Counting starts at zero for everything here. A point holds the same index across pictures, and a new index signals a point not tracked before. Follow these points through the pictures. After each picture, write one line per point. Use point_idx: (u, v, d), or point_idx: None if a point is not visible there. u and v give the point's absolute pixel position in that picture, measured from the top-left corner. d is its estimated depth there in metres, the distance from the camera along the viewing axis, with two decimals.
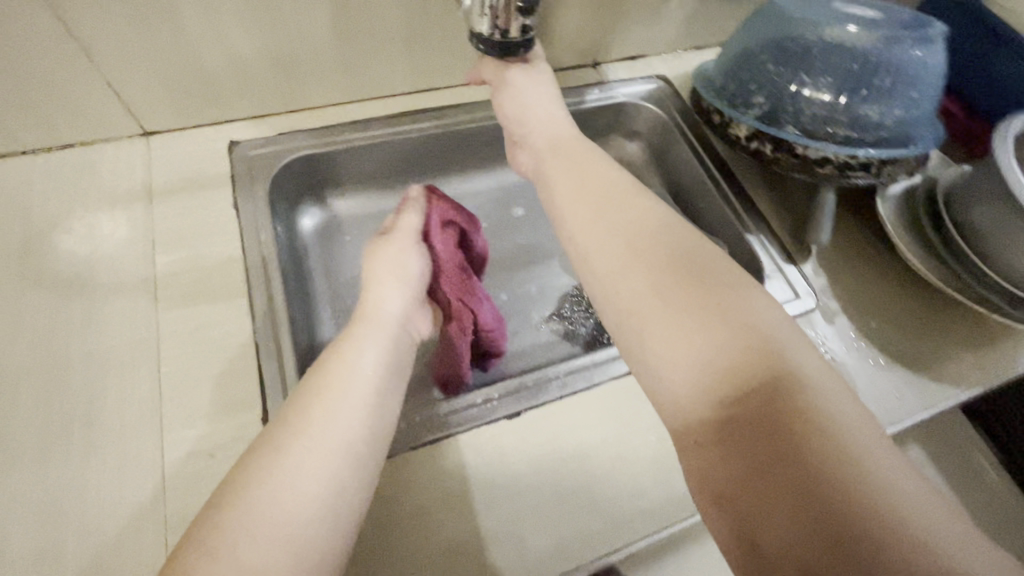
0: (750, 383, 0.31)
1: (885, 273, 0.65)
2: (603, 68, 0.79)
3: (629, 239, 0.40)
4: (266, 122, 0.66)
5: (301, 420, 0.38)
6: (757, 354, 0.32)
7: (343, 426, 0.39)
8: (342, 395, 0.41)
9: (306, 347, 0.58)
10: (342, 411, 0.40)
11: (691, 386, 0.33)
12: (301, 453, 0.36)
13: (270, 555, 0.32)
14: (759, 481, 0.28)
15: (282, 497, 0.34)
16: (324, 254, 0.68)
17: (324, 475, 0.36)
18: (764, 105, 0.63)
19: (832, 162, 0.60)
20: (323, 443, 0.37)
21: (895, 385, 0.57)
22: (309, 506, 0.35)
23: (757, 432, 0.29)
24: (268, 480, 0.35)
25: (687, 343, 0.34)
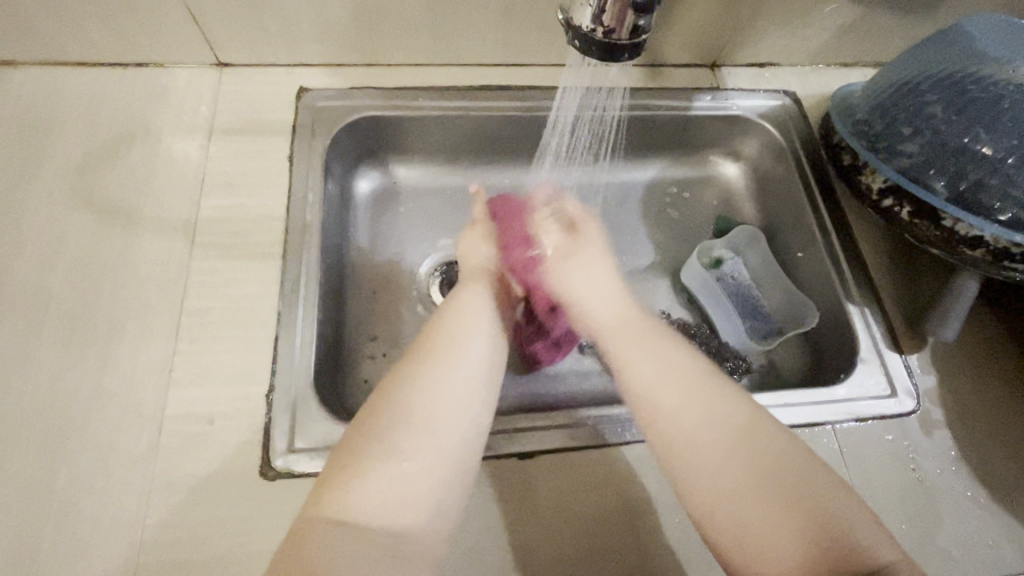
0: (758, 447, 0.37)
1: (1014, 390, 0.53)
2: (723, 71, 0.67)
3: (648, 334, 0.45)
4: (340, 71, 0.62)
5: (428, 366, 0.38)
6: (755, 424, 0.39)
7: (463, 372, 0.39)
8: (465, 342, 0.41)
9: (332, 322, 0.55)
10: (460, 368, 0.39)
11: (715, 459, 0.37)
12: (429, 394, 0.37)
13: (392, 499, 0.33)
14: (772, 524, 0.35)
15: (410, 434, 0.35)
16: (373, 222, 0.65)
17: (450, 417, 0.36)
18: (916, 154, 0.51)
19: (986, 245, 0.48)
20: (438, 400, 0.37)
21: (993, 532, 0.47)
22: (428, 445, 0.35)
23: (767, 496, 0.35)
24: (388, 421, 0.35)
25: (708, 417, 0.39)
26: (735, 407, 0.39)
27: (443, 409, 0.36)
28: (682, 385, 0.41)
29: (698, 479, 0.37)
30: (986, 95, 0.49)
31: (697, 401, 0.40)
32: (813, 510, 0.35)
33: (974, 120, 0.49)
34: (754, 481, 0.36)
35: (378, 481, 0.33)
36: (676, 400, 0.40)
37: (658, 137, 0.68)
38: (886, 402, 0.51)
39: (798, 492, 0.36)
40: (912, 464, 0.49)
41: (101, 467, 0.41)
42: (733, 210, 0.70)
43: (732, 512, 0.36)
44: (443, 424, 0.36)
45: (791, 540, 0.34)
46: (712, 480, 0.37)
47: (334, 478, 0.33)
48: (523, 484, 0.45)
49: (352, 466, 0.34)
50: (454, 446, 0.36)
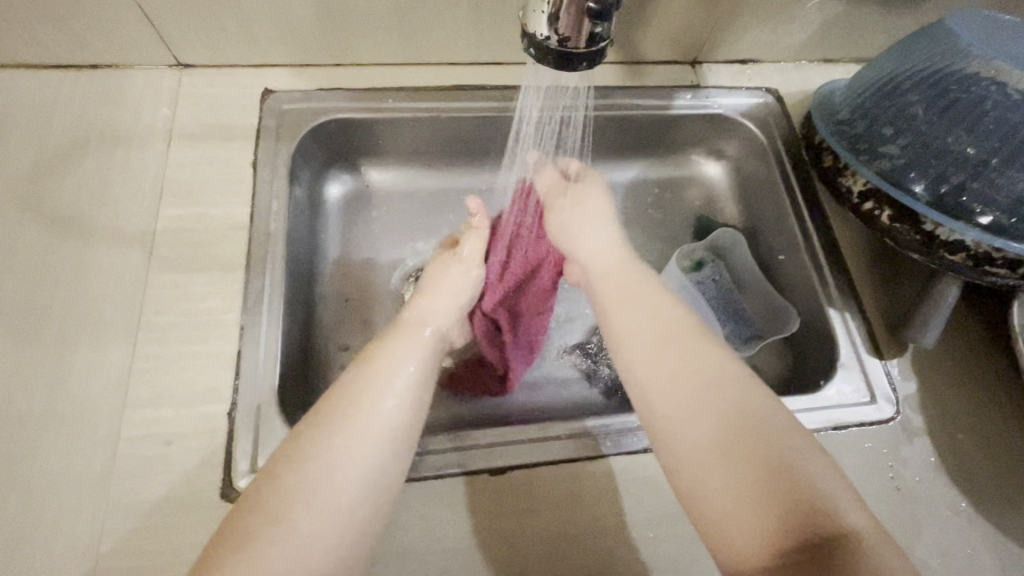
0: (730, 412, 0.36)
1: (994, 394, 0.52)
2: (703, 69, 0.66)
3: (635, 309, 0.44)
4: (306, 72, 0.59)
5: (326, 437, 0.35)
6: (729, 391, 0.37)
7: (366, 441, 0.35)
8: (377, 404, 0.37)
9: (300, 334, 0.53)
10: (362, 436, 0.35)
11: (691, 427, 0.36)
12: (326, 463, 0.34)
13: (286, 572, 0.30)
14: (743, 493, 0.33)
15: (303, 511, 0.32)
16: (345, 227, 0.63)
17: (348, 487, 0.33)
18: (897, 156, 0.50)
19: (967, 249, 0.47)
20: (338, 469, 0.34)
21: (971, 540, 0.46)
22: (321, 523, 0.32)
23: (740, 462, 0.34)
24: (280, 499, 0.32)
25: (682, 380, 0.38)
26: (721, 369, 0.38)
27: (335, 484, 0.33)
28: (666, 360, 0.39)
29: (675, 448, 0.36)
30: (969, 95, 0.48)
31: (680, 374, 0.38)
32: (782, 475, 0.33)
33: (955, 121, 0.48)
34: (736, 454, 0.34)
35: (267, 561, 0.30)
36: (657, 377, 0.39)
37: (637, 137, 0.66)
38: (865, 409, 0.50)
39: (783, 464, 0.33)
40: (891, 472, 0.48)
41: (53, 493, 0.40)
42: (714, 210, 0.68)
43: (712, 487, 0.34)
44: (339, 500, 0.33)
45: (774, 514, 0.32)
46: (688, 451, 0.35)
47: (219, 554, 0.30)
48: (494, 501, 0.44)
49: (237, 546, 0.30)
50: (352, 524, 0.33)
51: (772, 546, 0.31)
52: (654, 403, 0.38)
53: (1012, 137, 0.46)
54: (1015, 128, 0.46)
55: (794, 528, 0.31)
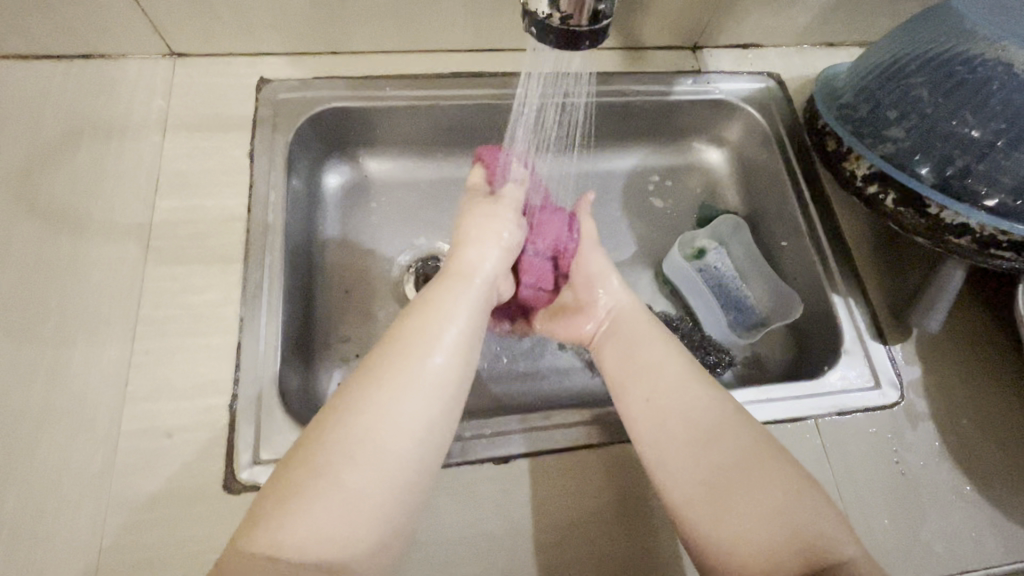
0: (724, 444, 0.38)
1: (998, 378, 0.52)
2: (704, 54, 0.65)
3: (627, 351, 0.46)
4: (302, 61, 0.58)
5: (385, 380, 0.34)
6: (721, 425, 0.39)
7: (421, 394, 0.34)
8: (433, 355, 0.36)
9: (300, 326, 0.53)
10: (414, 387, 0.35)
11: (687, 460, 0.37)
12: (378, 412, 0.33)
13: (336, 525, 0.30)
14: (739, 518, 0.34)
15: (355, 462, 0.31)
16: (343, 218, 0.62)
17: (402, 440, 0.33)
18: (902, 140, 0.49)
19: (972, 233, 0.46)
20: (395, 417, 0.33)
21: (976, 525, 0.46)
22: (374, 472, 0.31)
23: (736, 488, 0.35)
24: (331, 449, 0.32)
25: (674, 417, 0.40)
26: (713, 405, 0.40)
27: (393, 429, 0.33)
28: (666, 396, 0.41)
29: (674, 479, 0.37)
30: (974, 76, 0.47)
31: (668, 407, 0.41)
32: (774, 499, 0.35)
33: (961, 103, 0.47)
34: (734, 473, 0.36)
35: (321, 509, 0.30)
36: (658, 416, 0.40)
37: (638, 123, 0.65)
38: (870, 394, 0.50)
39: (781, 497, 0.35)
40: (896, 458, 0.48)
41: (53, 488, 0.39)
42: (716, 197, 0.68)
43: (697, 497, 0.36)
44: (393, 457, 0.32)
45: (770, 540, 0.33)
46: (687, 482, 0.37)
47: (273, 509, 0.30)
48: (498, 491, 0.43)
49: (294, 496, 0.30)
50: (404, 474, 0.32)
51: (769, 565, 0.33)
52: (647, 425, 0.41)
53: (1020, 117, 0.45)
54: (1021, 109, 0.45)
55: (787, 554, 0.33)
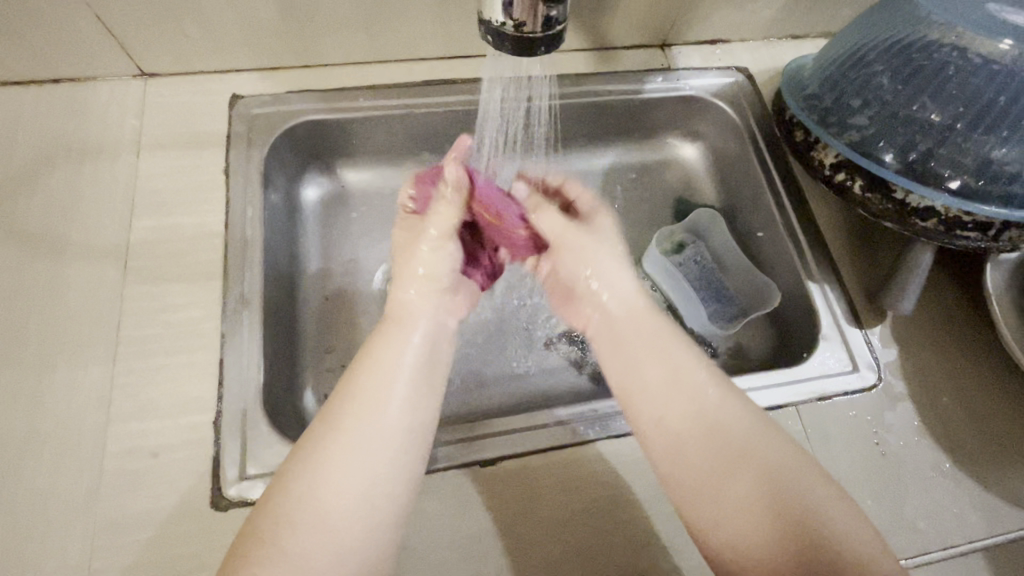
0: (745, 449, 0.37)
1: (973, 355, 0.53)
2: (673, 51, 0.66)
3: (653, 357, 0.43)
4: (274, 76, 0.59)
5: (330, 440, 0.36)
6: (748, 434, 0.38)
7: (372, 448, 0.37)
8: (366, 452, 0.36)
9: (284, 339, 0.53)
10: (363, 448, 0.36)
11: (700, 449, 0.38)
12: (342, 461, 0.36)
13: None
14: (754, 512, 0.35)
15: (327, 513, 0.34)
16: (323, 229, 0.62)
17: (365, 484, 0.36)
18: (865, 127, 0.50)
19: (938, 215, 0.48)
20: (343, 475, 0.35)
21: (956, 501, 0.47)
22: (349, 521, 0.34)
23: (747, 491, 0.36)
24: (299, 496, 0.35)
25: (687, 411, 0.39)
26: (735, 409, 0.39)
27: (341, 490, 0.35)
28: (675, 394, 0.40)
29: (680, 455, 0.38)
30: (932, 62, 0.48)
31: (691, 432, 0.38)
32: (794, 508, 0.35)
33: (920, 89, 0.48)
34: (758, 482, 0.36)
35: (298, 552, 0.33)
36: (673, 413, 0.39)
37: (612, 122, 0.66)
38: (849, 378, 0.51)
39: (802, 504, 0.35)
40: (876, 438, 0.49)
41: (39, 513, 0.39)
42: (693, 192, 0.69)
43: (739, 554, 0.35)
44: (321, 557, 0.33)
45: (779, 542, 0.34)
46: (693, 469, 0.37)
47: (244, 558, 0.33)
48: (486, 492, 0.44)
49: (268, 544, 0.33)
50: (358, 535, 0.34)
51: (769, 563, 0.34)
52: (674, 444, 0.38)
53: (976, 101, 0.47)
54: (978, 92, 0.47)
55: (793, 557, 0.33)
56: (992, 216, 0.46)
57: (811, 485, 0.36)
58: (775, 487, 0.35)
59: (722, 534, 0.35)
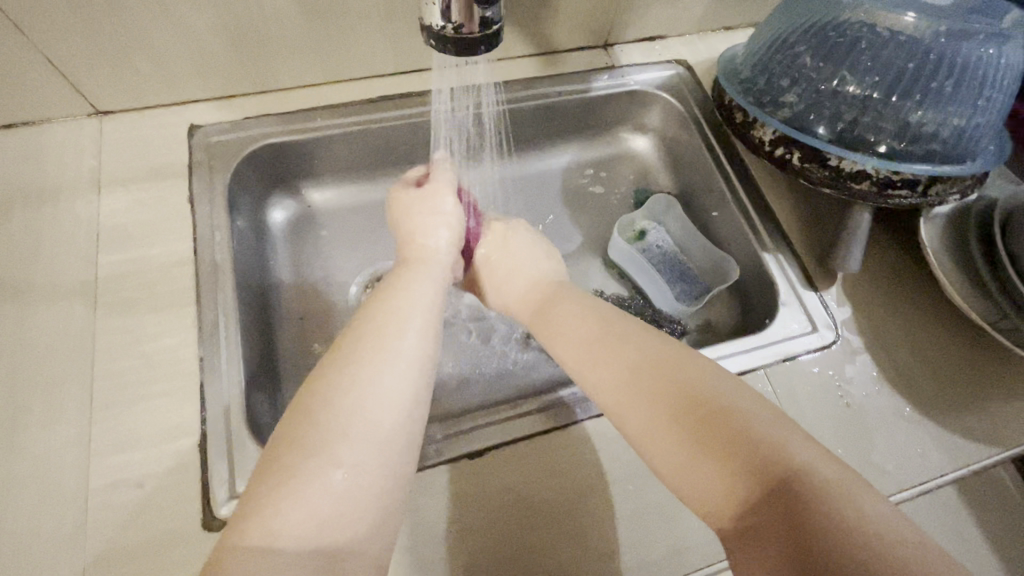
0: (673, 380, 0.38)
1: (919, 306, 0.57)
2: (614, 50, 0.69)
3: (589, 329, 0.45)
4: (231, 103, 0.60)
5: (366, 357, 0.37)
6: (676, 365, 0.39)
7: (403, 366, 0.37)
8: (397, 370, 0.37)
9: (263, 359, 0.53)
10: (398, 364, 0.37)
11: (631, 389, 0.39)
12: (363, 388, 0.35)
13: (336, 503, 0.31)
14: (694, 438, 0.35)
15: (347, 440, 0.33)
16: (295, 250, 0.64)
17: (391, 411, 0.35)
18: (796, 105, 0.54)
19: (871, 178, 0.51)
20: (380, 392, 0.35)
21: (918, 443, 0.50)
22: (375, 454, 0.33)
23: (686, 425, 0.36)
24: (324, 423, 0.33)
25: (618, 359, 0.41)
26: (658, 349, 0.41)
27: (378, 405, 0.35)
28: (599, 348, 0.43)
29: (616, 398, 0.40)
30: (846, 39, 0.53)
31: (632, 381, 0.40)
32: (731, 429, 0.34)
33: (839, 64, 0.52)
34: (699, 411, 0.36)
35: (324, 486, 0.31)
36: (601, 367, 0.42)
37: (564, 122, 0.69)
38: (809, 338, 0.54)
39: (742, 424, 0.34)
40: (840, 391, 0.52)
41: (24, 557, 0.39)
42: (648, 182, 0.73)
43: (689, 476, 0.35)
44: (360, 475, 0.32)
45: (726, 465, 0.33)
46: (631, 406, 0.39)
47: (263, 487, 0.31)
48: (475, 483, 0.45)
49: (281, 475, 0.31)
50: (391, 451, 0.34)
51: (730, 488, 0.33)
52: (610, 386, 0.41)
53: (889, 71, 0.51)
54: (891, 63, 0.51)
55: (743, 476, 0.33)
56: (916, 174, 0.50)
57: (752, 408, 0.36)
58: (710, 411, 0.36)
59: (679, 475, 0.35)
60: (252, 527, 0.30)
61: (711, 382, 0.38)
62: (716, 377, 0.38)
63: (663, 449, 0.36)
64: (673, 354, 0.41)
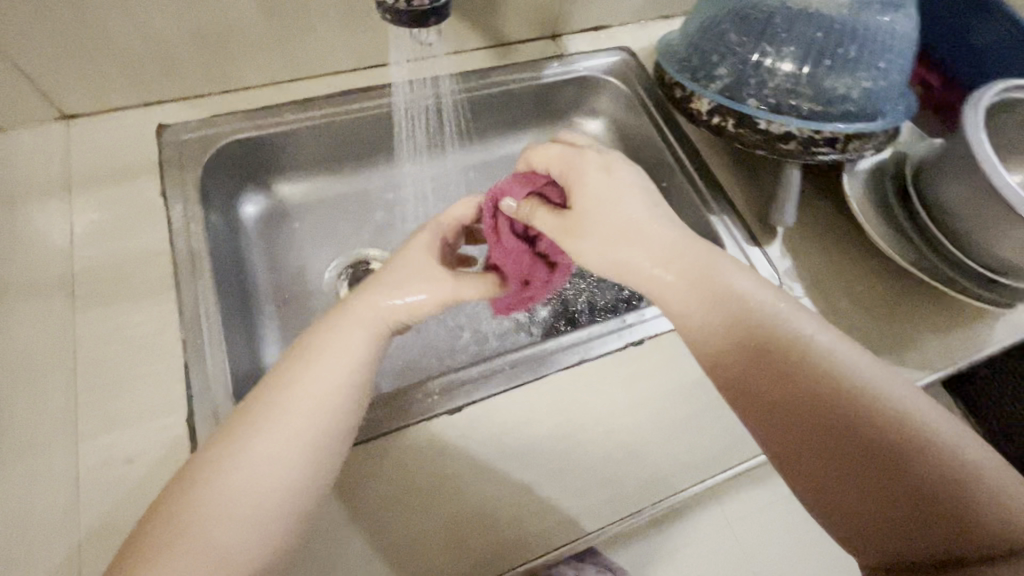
0: (820, 387, 0.35)
1: (851, 255, 0.62)
2: (562, 40, 0.74)
3: (710, 310, 0.39)
4: (197, 103, 0.62)
5: (257, 428, 0.40)
6: (821, 366, 0.36)
7: (288, 442, 0.40)
8: (279, 444, 0.40)
9: (245, 345, 0.55)
10: (283, 440, 0.40)
11: (776, 394, 0.36)
12: (247, 460, 0.39)
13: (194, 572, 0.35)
14: (845, 447, 0.34)
15: (220, 511, 0.37)
16: (268, 244, 0.66)
17: (266, 485, 0.38)
18: (726, 77, 0.60)
19: (796, 138, 0.57)
20: (259, 466, 0.39)
21: None
22: (243, 523, 0.37)
23: (835, 437, 0.34)
24: (207, 490, 0.37)
25: (756, 358, 0.37)
26: (797, 346, 0.37)
27: (253, 479, 0.38)
28: (734, 334, 0.38)
29: (757, 403, 0.37)
30: (764, 15, 0.58)
31: (775, 383, 0.36)
32: (884, 442, 0.34)
33: (760, 38, 0.58)
34: (846, 419, 0.35)
35: (182, 554, 0.35)
36: (733, 363, 0.37)
37: (520, 110, 0.74)
38: None
39: (894, 434, 0.34)
40: None
41: None
42: None
43: (832, 481, 0.35)
44: (226, 544, 0.36)
45: (881, 477, 0.33)
46: (772, 409, 0.36)
47: (150, 541, 0.36)
48: (455, 437, 0.49)
49: (165, 534, 0.36)
50: (260, 524, 0.38)
51: (878, 498, 0.34)
52: (746, 388, 0.37)
53: (803, 41, 0.57)
54: (804, 34, 0.57)
55: (897, 488, 0.33)
56: (834, 131, 0.56)
57: (881, 384, 0.36)
58: (862, 422, 0.34)
59: (819, 480, 0.35)
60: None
61: (863, 383, 0.35)
62: (870, 374, 0.36)
63: (780, 425, 0.36)
64: (815, 348, 0.37)
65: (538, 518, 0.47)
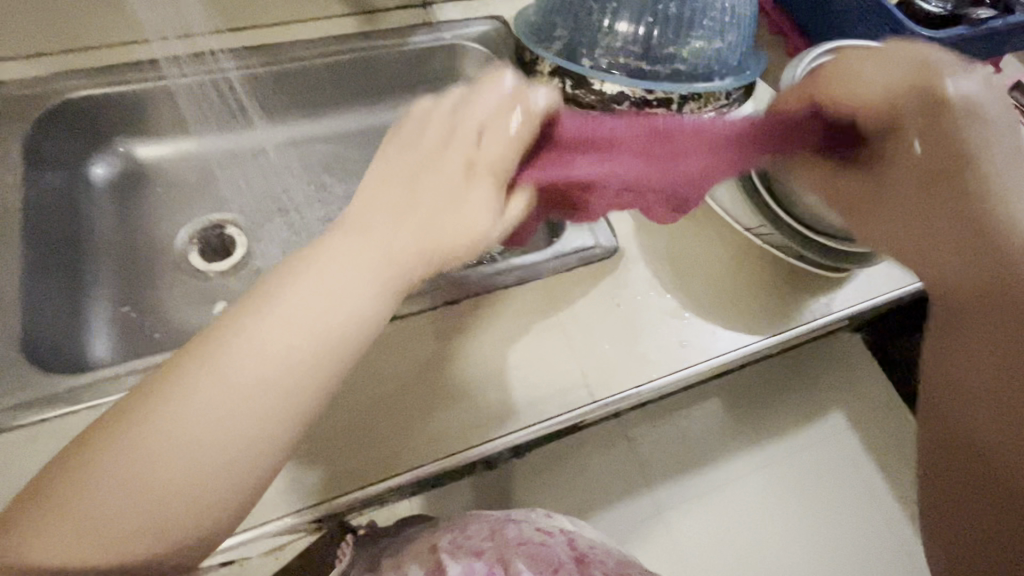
0: (1015, 303, 0.41)
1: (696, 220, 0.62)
2: (434, 8, 0.74)
3: (924, 185, 0.42)
4: (40, 61, 0.61)
5: (231, 354, 0.34)
6: (1006, 284, 0.41)
7: (276, 389, 0.34)
8: (255, 372, 0.34)
9: (65, 302, 0.55)
10: (267, 373, 0.34)
11: (955, 271, 0.42)
12: (215, 392, 0.34)
13: (130, 509, 0.32)
14: (1013, 358, 0.41)
15: (172, 442, 0.32)
16: (118, 203, 0.66)
17: (233, 428, 0.34)
18: (563, 39, 0.59)
19: (629, 98, 0.57)
20: (248, 404, 0.34)
21: (648, 348, 0.54)
22: (198, 465, 0.33)
23: (1013, 350, 0.41)
24: (162, 422, 0.33)
25: (949, 252, 0.42)
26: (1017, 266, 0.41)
27: (212, 424, 0.33)
28: (940, 209, 0.42)
29: (948, 274, 0.43)
30: None
31: (957, 285, 0.43)
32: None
33: None
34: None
35: (117, 485, 0.32)
36: (901, 242, 0.45)
37: (390, 78, 0.73)
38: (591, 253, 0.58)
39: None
40: (615, 298, 0.57)
41: None
42: None
43: (958, 370, 0.43)
44: (163, 482, 0.32)
45: (1008, 402, 0.40)
46: (957, 287, 0.43)
47: (89, 461, 0.32)
48: None
49: (104, 458, 0.32)
50: (210, 475, 0.33)
51: (1010, 411, 0.40)
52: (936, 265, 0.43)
53: None
54: None
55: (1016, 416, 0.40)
56: (663, 91, 0.56)
57: None
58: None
59: (963, 369, 0.42)
60: (62, 500, 0.31)
61: None
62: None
63: (973, 325, 0.42)
64: None
65: (319, 472, 0.46)
